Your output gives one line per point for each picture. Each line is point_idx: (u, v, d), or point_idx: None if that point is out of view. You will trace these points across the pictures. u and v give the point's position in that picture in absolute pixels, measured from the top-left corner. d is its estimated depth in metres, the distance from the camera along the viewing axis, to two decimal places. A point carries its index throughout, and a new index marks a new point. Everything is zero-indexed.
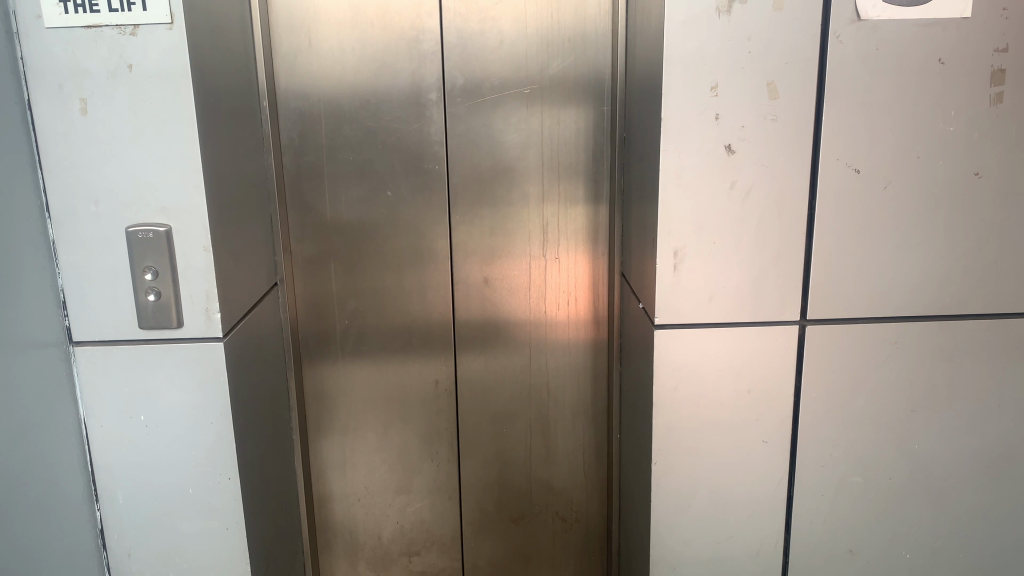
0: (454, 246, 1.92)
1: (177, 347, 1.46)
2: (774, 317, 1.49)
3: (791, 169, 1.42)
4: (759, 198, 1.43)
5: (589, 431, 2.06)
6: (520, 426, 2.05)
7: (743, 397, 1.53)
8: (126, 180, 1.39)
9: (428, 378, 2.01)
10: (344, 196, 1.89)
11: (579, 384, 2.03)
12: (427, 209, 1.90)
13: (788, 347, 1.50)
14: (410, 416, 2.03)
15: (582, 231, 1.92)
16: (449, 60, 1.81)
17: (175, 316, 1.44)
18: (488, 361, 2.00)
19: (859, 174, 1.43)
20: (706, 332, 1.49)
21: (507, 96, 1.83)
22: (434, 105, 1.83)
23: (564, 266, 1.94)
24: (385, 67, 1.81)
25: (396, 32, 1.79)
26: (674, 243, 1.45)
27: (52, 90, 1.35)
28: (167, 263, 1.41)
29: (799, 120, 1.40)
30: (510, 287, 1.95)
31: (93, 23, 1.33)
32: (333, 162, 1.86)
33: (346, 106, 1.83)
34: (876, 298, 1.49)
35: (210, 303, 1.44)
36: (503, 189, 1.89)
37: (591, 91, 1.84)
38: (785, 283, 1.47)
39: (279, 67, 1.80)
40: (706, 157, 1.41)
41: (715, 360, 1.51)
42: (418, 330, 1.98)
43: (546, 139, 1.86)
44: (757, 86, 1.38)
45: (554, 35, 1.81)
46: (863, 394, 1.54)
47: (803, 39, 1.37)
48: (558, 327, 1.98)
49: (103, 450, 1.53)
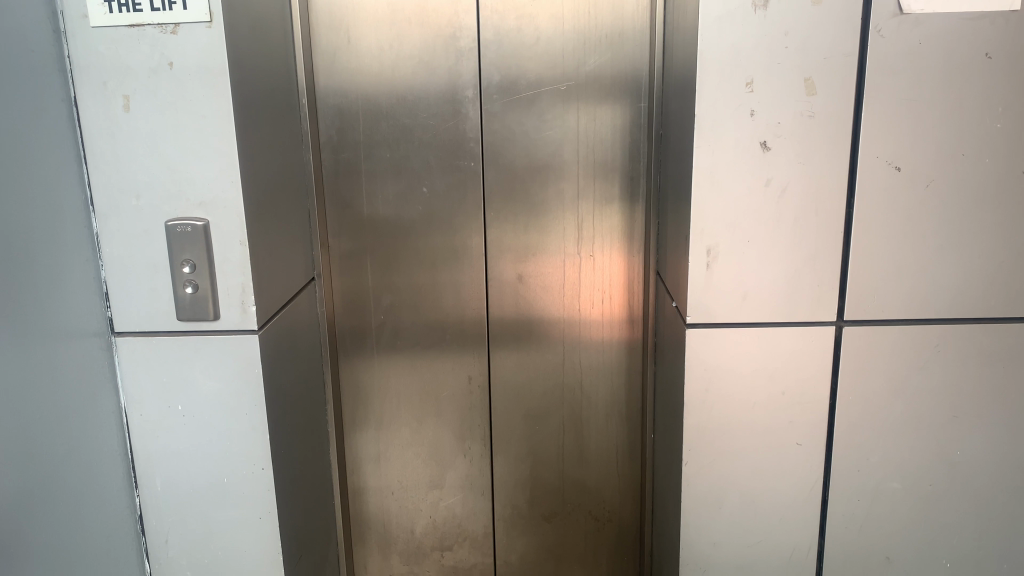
0: (488, 243, 1.93)
1: (213, 339, 1.50)
2: (809, 317, 1.46)
3: (828, 166, 1.39)
4: (795, 196, 1.41)
5: (622, 430, 2.04)
6: (553, 424, 2.05)
7: (776, 399, 1.50)
8: (166, 175, 1.43)
9: (462, 374, 2.02)
10: (380, 192, 1.91)
11: (612, 383, 2.01)
12: (462, 205, 1.91)
13: (823, 349, 1.47)
14: (443, 411, 2.05)
15: (617, 229, 1.91)
16: (486, 58, 1.81)
17: (212, 309, 1.47)
18: (521, 358, 2.00)
19: (900, 172, 1.39)
20: (738, 332, 1.47)
21: (543, 93, 1.83)
22: (470, 102, 1.84)
23: (598, 264, 1.93)
24: (422, 64, 1.82)
25: (433, 30, 1.80)
26: (706, 242, 1.43)
27: (97, 87, 1.39)
28: (205, 257, 1.44)
29: (837, 116, 1.37)
30: (544, 284, 1.95)
31: (136, 21, 1.36)
32: (370, 159, 1.88)
33: (383, 103, 1.85)
34: (916, 298, 1.45)
35: (245, 296, 1.47)
36: (538, 186, 1.89)
37: (628, 88, 1.82)
38: (821, 283, 1.45)
39: (318, 65, 1.83)
40: (740, 154, 1.39)
41: (748, 361, 1.48)
42: (453, 326, 1.99)
43: (582, 136, 1.86)
44: (794, 82, 1.36)
45: (591, 32, 1.80)
46: (901, 398, 1.50)
47: (842, 34, 1.34)
48: (593, 325, 1.97)
49: (143, 439, 1.57)
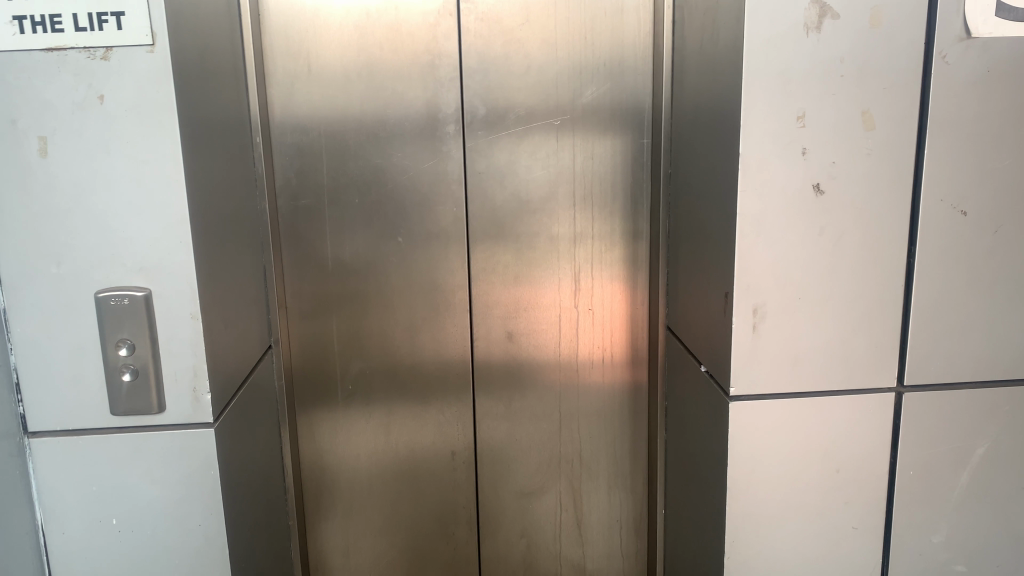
0: (474, 298, 1.70)
1: (158, 437, 1.21)
2: (865, 384, 1.27)
3: (888, 211, 1.22)
4: (850, 245, 1.22)
5: (626, 503, 1.83)
6: (550, 500, 1.82)
7: (829, 477, 1.30)
8: (95, 235, 1.14)
9: (445, 449, 1.77)
10: (348, 243, 1.65)
11: (614, 450, 1.80)
12: (443, 256, 1.67)
13: (881, 419, 1.28)
14: (423, 493, 1.79)
15: (619, 279, 1.72)
16: (469, 89, 1.60)
17: (155, 399, 1.19)
18: (513, 426, 1.78)
19: (966, 216, 1.23)
20: (787, 403, 1.27)
21: (534, 128, 1.63)
22: (452, 138, 1.62)
23: (597, 318, 1.74)
24: (395, 96, 1.59)
25: (408, 57, 1.57)
26: (752, 300, 1.23)
27: (3, 126, 1.09)
28: (146, 334, 1.16)
29: (896, 154, 1.20)
30: (537, 341, 1.74)
31: (55, 44, 1.08)
32: (335, 205, 1.63)
33: (350, 140, 1.60)
34: (982, 358, 1.28)
35: (197, 381, 1.20)
36: (529, 231, 1.68)
37: (628, 122, 1.64)
38: (878, 344, 1.26)
39: (273, 97, 1.57)
40: (792, 199, 1.20)
41: (797, 437, 1.28)
42: (433, 394, 1.74)
43: (578, 174, 1.66)
44: (850, 116, 1.18)
45: (588, 60, 1.61)
46: (967, 470, 1.32)
47: (902, 61, 1.17)
48: (592, 385, 1.77)
49: (65, 563, 1.25)
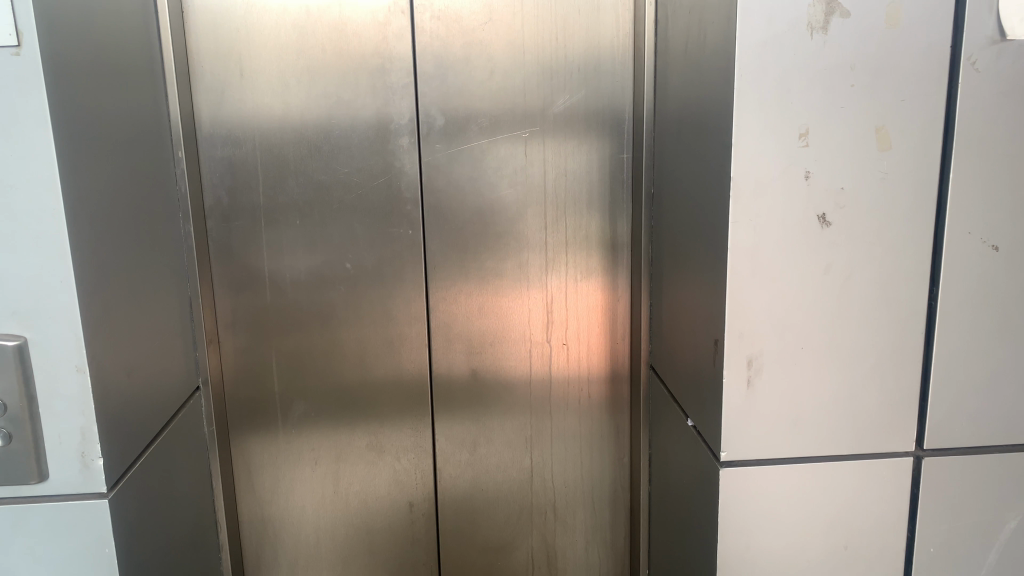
0: (433, 332, 1.52)
1: (42, 511, 1.02)
2: (879, 448, 1.09)
3: (907, 247, 1.03)
4: (863, 287, 1.03)
5: (606, 558, 1.65)
6: (520, 555, 1.65)
7: (836, 555, 1.12)
8: None
9: (401, 500, 1.59)
10: (288, 269, 1.48)
11: (592, 501, 1.62)
12: (397, 285, 1.50)
13: (897, 487, 1.10)
14: (378, 548, 1.62)
15: (596, 311, 1.54)
16: (425, 96, 1.42)
17: (34, 468, 0.99)
18: (478, 475, 1.59)
19: (997, 252, 1.04)
20: (786, 470, 1.08)
21: (500, 140, 1.45)
22: (405, 151, 1.45)
23: (572, 353, 1.55)
24: (340, 105, 1.42)
25: (355, 60, 1.40)
26: (746, 349, 1.04)
27: None
28: (20, 391, 0.96)
29: (916, 179, 1.01)
30: (506, 379, 1.55)
31: None
32: (272, 226, 1.46)
33: (288, 153, 1.44)
34: (1013, 416, 1.10)
35: (86, 446, 1.00)
36: (495, 257, 1.50)
37: (606, 134, 1.46)
38: (894, 400, 1.07)
39: (199, 106, 1.41)
40: (791, 232, 1.01)
41: (799, 508, 1.10)
42: (387, 438, 1.56)
43: (550, 193, 1.48)
44: (862, 133, 0.99)
45: (560, 63, 1.43)
46: (996, 544, 1.13)
47: (923, 67, 0.98)
48: (567, 428, 1.59)
49: None
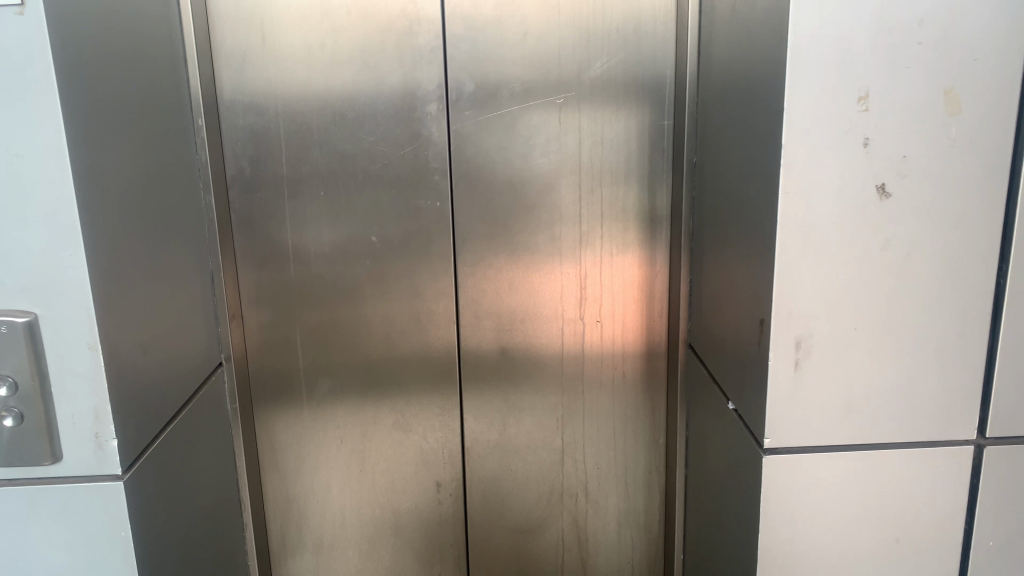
0: (461, 308, 1.47)
1: (56, 492, 0.99)
2: (937, 438, 1.01)
3: (974, 222, 0.95)
4: (924, 264, 0.95)
5: (639, 542, 1.60)
6: (550, 538, 1.60)
7: (886, 549, 1.05)
8: None
9: (428, 480, 1.56)
10: (312, 242, 1.43)
11: (625, 484, 1.57)
12: (424, 259, 1.44)
13: (954, 478, 1.03)
14: (404, 528, 1.59)
15: (632, 287, 1.47)
16: (454, 60, 1.35)
17: (48, 449, 0.96)
18: (507, 455, 1.55)
19: None
20: (835, 459, 1.01)
21: (532, 107, 1.38)
22: (433, 119, 1.38)
23: (606, 330, 1.49)
24: (365, 70, 1.36)
25: (381, 23, 1.34)
26: (795, 331, 0.97)
27: None
28: (31, 369, 0.93)
29: (986, 147, 0.92)
30: (536, 357, 1.50)
31: None
32: (295, 197, 1.41)
33: (312, 121, 1.38)
34: None
35: (100, 426, 0.96)
36: (526, 230, 1.44)
37: (645, 100, 1.38)
38: (954, 387, 1.00)
39: (220, 72, 1.35)
40: (847, 206, 0.93)
41: (847, 500, 1.03)
42: (414, 417, 1.52)
43: (584, 163, 1.41)
44: (929, 96, 0.90)
45: (597, 25, 1.35)
46: None
47: (1000, 22, 0.89)
48: (600, 407, 1.53)
49: None
